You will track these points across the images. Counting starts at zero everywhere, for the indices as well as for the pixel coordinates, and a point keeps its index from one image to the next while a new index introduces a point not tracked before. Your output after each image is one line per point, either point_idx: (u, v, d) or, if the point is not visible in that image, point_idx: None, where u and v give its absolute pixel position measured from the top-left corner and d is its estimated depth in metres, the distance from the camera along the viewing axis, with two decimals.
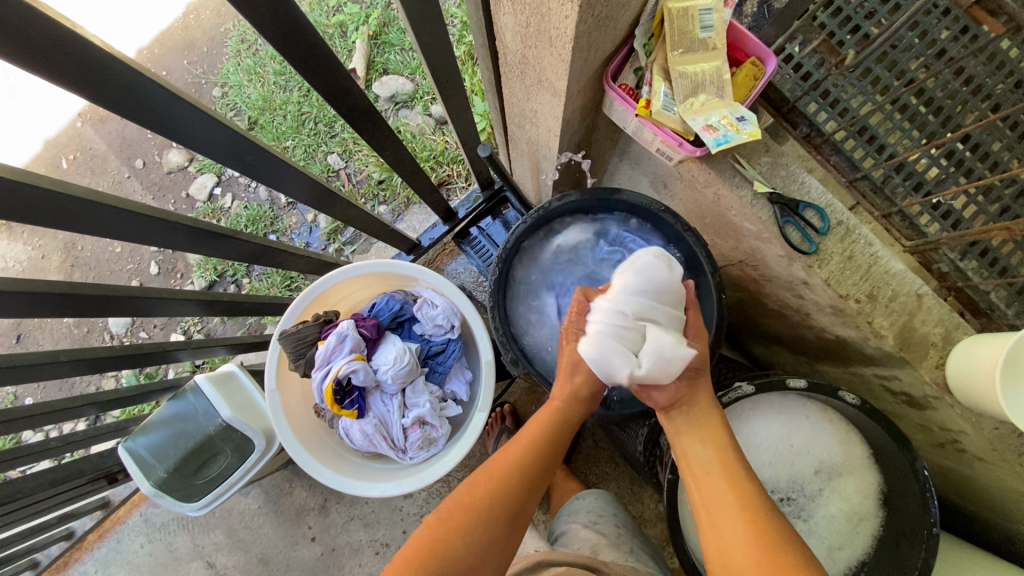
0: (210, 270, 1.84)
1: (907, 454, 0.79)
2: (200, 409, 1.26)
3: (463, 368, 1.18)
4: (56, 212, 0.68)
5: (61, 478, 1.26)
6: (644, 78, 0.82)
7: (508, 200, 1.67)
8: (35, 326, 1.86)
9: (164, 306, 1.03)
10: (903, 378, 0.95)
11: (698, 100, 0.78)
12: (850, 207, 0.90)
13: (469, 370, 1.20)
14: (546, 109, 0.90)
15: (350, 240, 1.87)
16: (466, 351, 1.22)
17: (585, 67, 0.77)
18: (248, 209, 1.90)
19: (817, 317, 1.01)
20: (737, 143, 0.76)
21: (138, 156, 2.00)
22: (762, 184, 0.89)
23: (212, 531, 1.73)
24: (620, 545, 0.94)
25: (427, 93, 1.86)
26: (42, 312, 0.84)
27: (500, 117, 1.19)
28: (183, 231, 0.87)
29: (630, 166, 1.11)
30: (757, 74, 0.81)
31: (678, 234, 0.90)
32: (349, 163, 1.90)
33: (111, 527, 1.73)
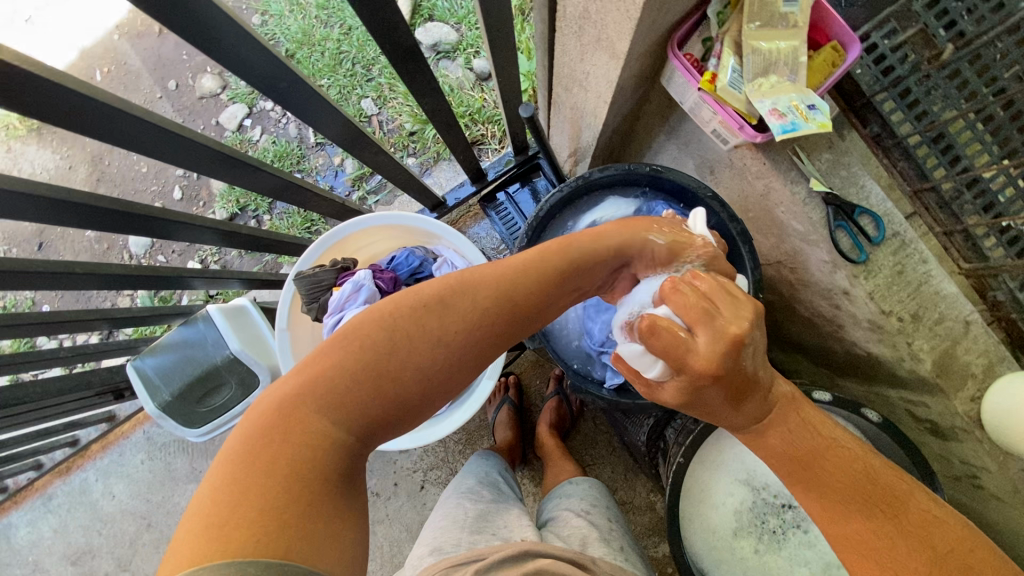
0: (232, 202, 1.82)
1: (928, 486, 0.76)
2: (209, 339, 1.26)
3: None
4: (84, 116, 0.65)
5: (70, 387, 1.28)
6: (712, 50, 0.76)
7: (541, 168, 1.62)
8: (58, 236, 1.87)
9: (184, 231, 1.02)
10: (931, 407, 0.90)
11: (768, 82, 0.72)
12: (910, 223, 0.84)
13: None
14: (600, 72, 0.85)
15: (375, 189, 1.83)
16: None
17: (651, 30, 0.71)
18: (276, 144, 1.87)
19: (851, 330, 0.96)
20: (805, 132, 0.69)
21: (172, 77, 1.96)
22: (819, 182, 0.83)
23: (210, 458, 1.77)
24: (610, 541, 0.92)
25: (471, 46, 1.78)
26: (64, 222, 0.82)
27: (547, 77, 1.13)
28: (208, 155, 0.84)
29: (677, 146, 1.05)
30: (837, 60, 0.74)
31: (722, 224, 0.83)
32: (383, 110, 1.84)
33: (115, 440, 1.78)
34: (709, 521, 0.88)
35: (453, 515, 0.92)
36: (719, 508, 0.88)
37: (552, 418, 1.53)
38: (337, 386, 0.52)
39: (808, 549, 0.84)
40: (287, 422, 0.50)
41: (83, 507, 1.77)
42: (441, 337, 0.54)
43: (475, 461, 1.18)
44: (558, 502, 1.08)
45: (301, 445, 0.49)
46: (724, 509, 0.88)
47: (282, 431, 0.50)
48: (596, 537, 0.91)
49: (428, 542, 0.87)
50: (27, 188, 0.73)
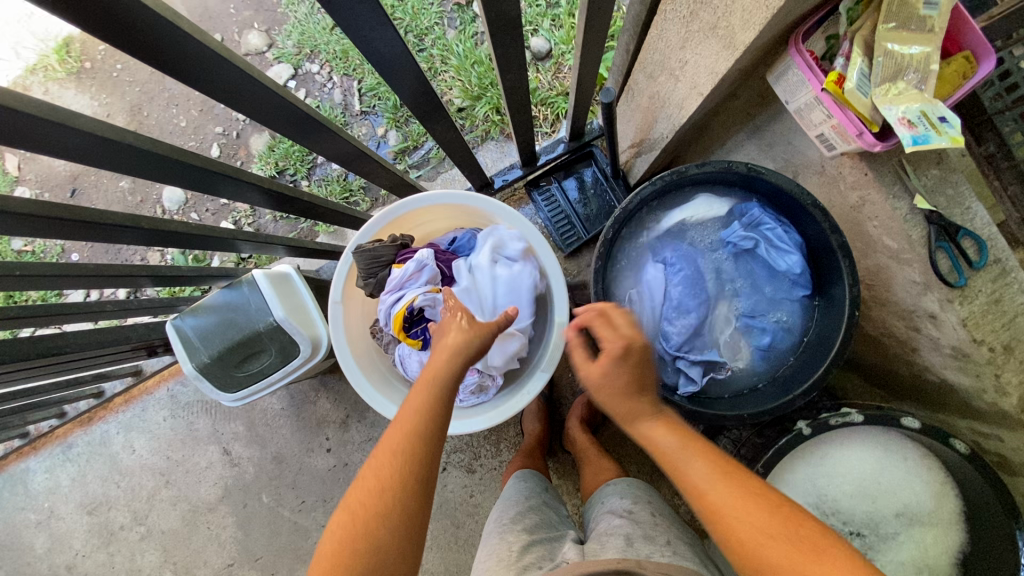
0: (272, 165, 1.78)
1: (1012, 523, 0.72)
2: (253, 303, 1.23)
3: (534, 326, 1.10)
4: (174, 53, 0.62)
5: (108, 341, 1.26)
6: (836, 48, 0.71)
7: (594, 156, 1.57)
8: (91, 185, 1.84)
9: (230, 187, 0.99)
10: (1005, 441, 0.88)
11: (896, 87, 0.67)
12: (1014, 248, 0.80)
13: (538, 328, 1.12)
14: (703, 63, 0.80)
15: (417, 163, 1.79)
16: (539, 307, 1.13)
17: (779, 21, 0.66)
18: (320, 109, 1.83)
19: (926, 354, 0.92)
20: (936, 146, 0.64)
21: (217, 31, 1.91)
22: (923, 200, 0.79)
23: (232, 421, 1.76)
24: (656, 538, 0.87)
25: (530, 23, 1.72)
26: (121, 167, 0.80)
27: (627, 62, 1.08)
28: (281, 112, 0.81)
29: (759, 147, 1.01)
30: (968, 71, 0.70)
31: (821, 232, 0.79)
32: (432, 82, 1.79)
33: (138, 395, 1.77)
34: None
35: (496, 553, 0.88)
36: None
37: (583, 412, 1.50)
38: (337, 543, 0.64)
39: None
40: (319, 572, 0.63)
41: (103, 458, 1.76)
42: (388, 481, 0.65)
43: (514, 481, 1.14)
44: (599, 509, 1.03)
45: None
46: None
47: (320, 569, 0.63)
48: (641, 536, 0.87)
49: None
50: (92, 127, 0.70)
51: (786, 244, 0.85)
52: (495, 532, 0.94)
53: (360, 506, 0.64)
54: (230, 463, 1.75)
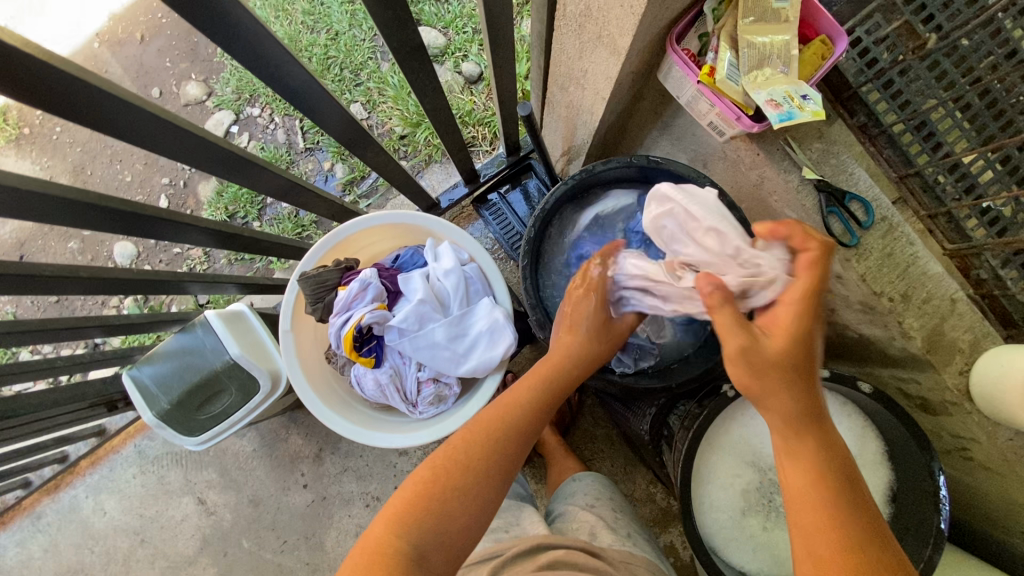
0: (221, 209, 1.80)
1: (924, 454, 0.79)
2: (208, 346, 1.25)
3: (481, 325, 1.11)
4: (101, 112, 0.66)
5: (63, 399, 1.25)
6: (708, 45, 0.79)
7: (533, 168, 1.64)
8: (39, 249, 1.83)
9: (176, 232, 1.01)
10: (921, 383, 0.95)
11: (763, 74, 0.75)
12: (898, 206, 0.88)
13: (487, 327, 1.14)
14: (599, 69, 0.87)
15: (366, 193, 1.83)
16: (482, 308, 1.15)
17: (651, 26, 0.74)
18: (264, 150, 1.86)
19: (842, 313, 1.00)
20: (800, 120, 0.72)
21: (156, 85, 1.94)
22: (811, 170, 0.88)
23: (205, 469, 1.73)
24: (618, 529, 0.91)
25: (459, 50, 1.80)
26: (66, 222, 0.82)
27: (542, 77, 1.15)
28: (213, 154, 0.84)
29: (670, 141, 1.08)
30: (826, 53, 0.78)
31: (722, 211, 0.87)
32: (372, 114, 1.85)
33: (105, 455, 1.73)
34: (716, 500, 0.92)
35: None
36: (725, 488, 0.92)
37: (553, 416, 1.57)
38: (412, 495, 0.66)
39: None
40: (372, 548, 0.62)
41: (73, 525, 1.71)
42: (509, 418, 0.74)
43: None
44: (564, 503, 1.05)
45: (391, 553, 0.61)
46: (729, 489, 0.92)
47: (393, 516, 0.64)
48: (605, 527, 0.90)
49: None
50: (29, 186, 0.72)
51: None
52: None
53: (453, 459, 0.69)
54: (206, 512, 1.72)
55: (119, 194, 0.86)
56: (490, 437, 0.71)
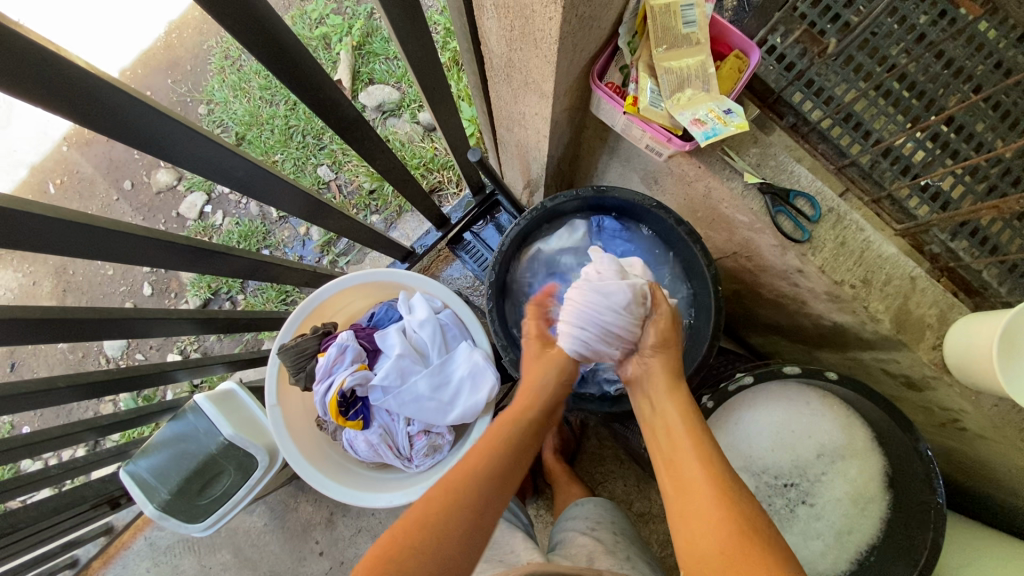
0: (204, 288, 1.82)
1: (910, 436, 0.79)
2: (201, 429, 1.25)
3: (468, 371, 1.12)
4: (53, 234, 0.68)
5: (64, 505, 1.25)
6: (629, 76, 0.83)
7: (500, 204, 1.66)
8: (30, 354, 1.84)
9: (162, 327, 1.00)
10: (901, 361, 0.95)
11: (684, 95, 0.78)
12: (840, 195, 0.91)
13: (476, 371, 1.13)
14: (534, 111, 0.91)
15: (344, 251, 1.86)
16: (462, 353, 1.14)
17: (570, 69, 0.77)
18: (239, 225, 1.89)
19: (813, 304, 1.01)
20: (725, 135, 0.76)
21: (127, 177, 1.98)
22: (752, 175, 0.90)
23: (219, 551, 1.71)
24: (617, 553, 0.92)
25: (414, 101, 1.86)
26: (46, 339, 0.83)
27: (489, 121, 1.19)
28: (174, 250, 0.86)
29: (620, 164, 1.11)
30: (742, 66, 0.82)
31: (671, 228, 0.90)
32: (339, 174, 1.89)
33: (116, 552, 1.71)
34: None
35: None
36: None
37: (555, 442, 1.54)
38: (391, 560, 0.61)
39: (818, 522, 0.86)
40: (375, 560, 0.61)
41: None
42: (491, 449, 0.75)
43: None
44: (565, 525, 1.07)
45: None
46: None
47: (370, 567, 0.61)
48: (603, 550, 0.91)
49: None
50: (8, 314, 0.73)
51: (639, 249, 0.98)
52: None
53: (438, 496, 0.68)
54: None
55: (96, 305, 0.87)
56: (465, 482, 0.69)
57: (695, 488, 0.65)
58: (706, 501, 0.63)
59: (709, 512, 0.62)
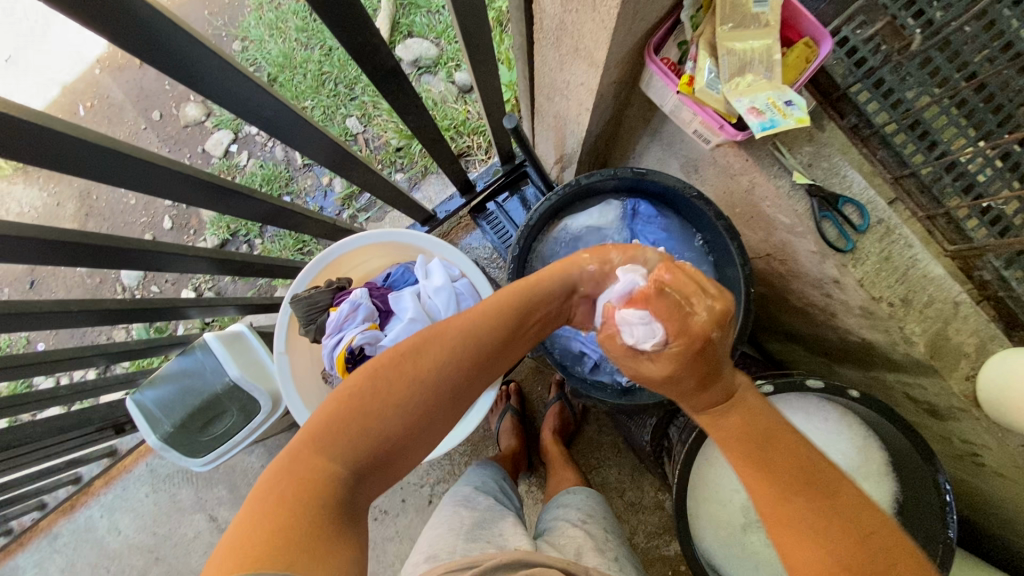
0: (223, 228, 1.81)
1: (930, 467, 0.77)
2: (208, 368, 1.26)
3: None
4: (77, 156, 0.66)
5: (71, 426, 1.27)
6: (687, 53, 0.77)
7: (528, 175, 1.62)
8: (49, 274, 1.86)
9: (178, 263, 0.99)
10: (928, 387, 0.92)
11: (744, 80, 0.73)
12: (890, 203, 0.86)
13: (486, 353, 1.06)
14: (580, 81, 0.86)
15: (365, 206, 1.83)
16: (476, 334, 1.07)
17: (626, 38, 0.72)
18: (263, 168, 1.87)
19: (843, 317, 0.97)
20: (784, 128, 0.70)
21: (156, 108, 1.96)
22: (802, 175, 0.85)
23: (215, 486, 1.75)
24: (605, 552, 0.89)
25: (452, 59, 1.79)
26: (62, 262, 0.82)
27: (529, 88, 1.14)
28: (196, 186, 0.84)
29: (661, 147, 1.07)
30: (810, 56, 0.76)
31: (710, 223, 0.85)
32: (368, 127, 1.85)
33: (117, 475, 1.76)
34: (717, 516, 0.90)
35: (450, 523, 0.89)
36: (727, 504, 0.90)
37: (555, 424, 1.53)
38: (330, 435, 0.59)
39: None
40: (301, 479, 0.56)
41: (89, 545, 1.75)
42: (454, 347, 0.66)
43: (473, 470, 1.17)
44: (556, 509, 1.06)
45: (324, 492, 0.56)
46: (732, 504, 0.91)
47: (287, 489, 0.55)
48: (591, 547, 0.88)
49: (424, 552, 0.84)
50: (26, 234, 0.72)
51: (671, 239, 0.93)
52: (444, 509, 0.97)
53: (370, 390, 0.61)
54: (218, 529, 1.74)
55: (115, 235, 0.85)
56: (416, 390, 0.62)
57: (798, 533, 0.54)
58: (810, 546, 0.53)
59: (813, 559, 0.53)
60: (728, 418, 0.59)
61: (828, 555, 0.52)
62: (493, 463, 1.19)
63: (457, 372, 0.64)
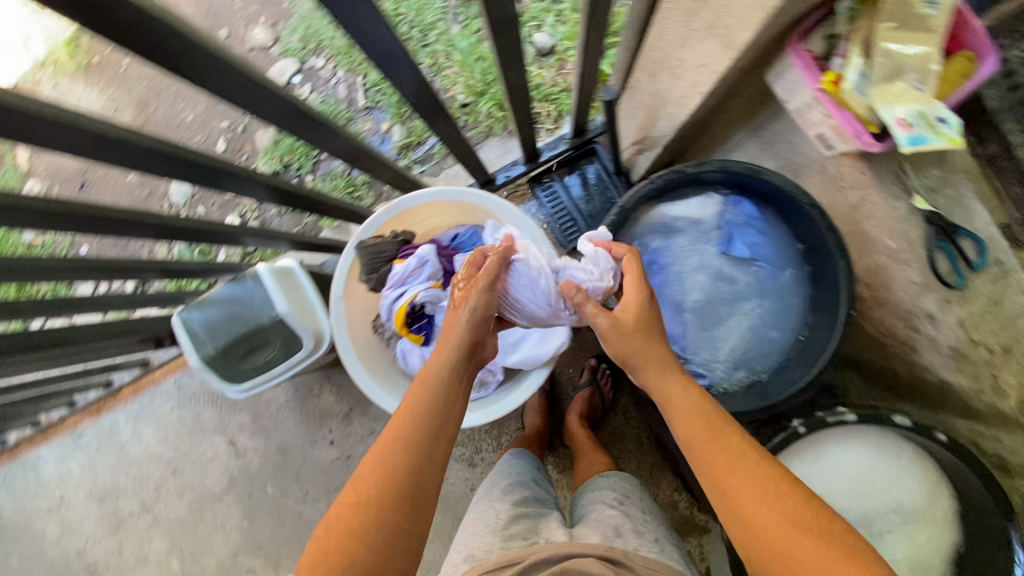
0: (277, 160, 1.78)
1: (1004, 522, 0.73)
2: (258, 297, 1.25)
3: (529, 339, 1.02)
4: (202, 63, 0.62)
5: (115, 333, 1.29)
6: (835, 48, 0.71)
7: (596, 153, 1.55)
8: (100, 179, 1.85)
9: (254, 188, 0.97)
10: (1004, 441, 0.88)
11: (895, 88, 0.67)
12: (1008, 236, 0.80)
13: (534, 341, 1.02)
14: (704, 62, 0.80)
15: (421, 159, 1.79)
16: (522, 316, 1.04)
17: (778, 21, 0.67)
18: (324, 104, 1.83)
19: (925, 354, 0.92)
20: (933, 146, 0.65)
21: (223, 26, 1.91)
22: (922, 200, 0.79)
23: (238, 412, 1.78)
24: (645, 534, 0.88)
25: (534, 18, 1.71)
26: (164, 173, 0.78)
27: (628, 61, 1.08)
28: (291, 110, 0.80)
29: (761, 145, 1.00)
30: (970, 70, 0.69)
31: (818, 234, 0.80)
32: (436, 77, 1.79)
33: (145, 386, 1.80)
34: None
35: (484, 519, 0.88)
36: None
37: (583, 408, 1.52)
38: (326, 546, 0.62)
39: None
40: None
41: (112, 447, 1.81)
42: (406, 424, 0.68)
43: (507, 459, 1.12)
44: (590, 495, 1.04)
45: None
46: None
47: None
48: (631, 530, 0.87)
49: (460, 549, 0.84)
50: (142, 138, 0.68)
51: (770, 245, 0.88)
52: (482, 505, 0.93)
53: (347, 499, 0.64)
54: (236, 453, 1.78)
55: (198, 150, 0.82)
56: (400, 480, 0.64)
57: (745, 498, 0.59)
58: (766, 511, 0.58)
59: (769, 521, 0.57)
60: (681, 388, 0.68)
61: (785, 522, 0.57)
62: (526, 451, 1.14)
63: (420, 442, 0.67)
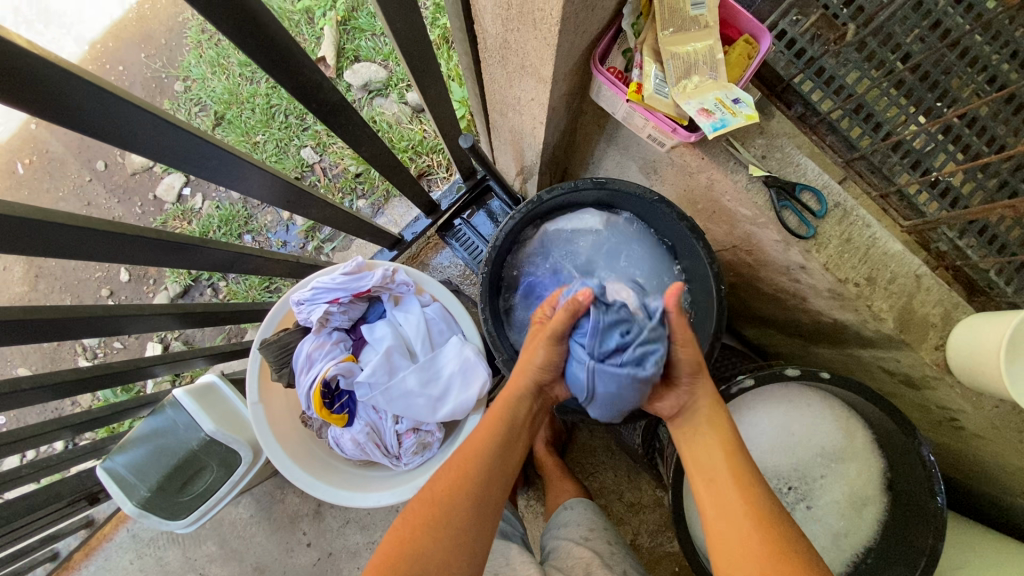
0: (184, 275, 1.74)
1: (913, 440, 0.78)
2: (181, 424, 1.20)
3: (446, 393, 1.01)
4: (11, 231, 0.63)
5: (39, 504, 1.20)
6: (633, 60, 0.79)
7: (492, 189, 1.58)
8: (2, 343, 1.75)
9: (141, 323, 0.94)
10: (901, 360, 0.92)
11: (691, 83, 0.74)
12: (838, 180, 0.89)
13: (451, 392, 1.01)
14: (530, 97, 0.86)
15: (329, 237, 1.78)
16: (432, 372, 1.02)
17: (569, 52, 0.73)
18: (220, 209, 1.81)
19: (814, 300, 0.98)
20: (734, 126, 0.72)
21: (100, 158, 1.89)
22: (757, 168, 0.86)
23: (204, 543, 1.63)
24: (614, 566, 0.91)
25: (402, 80, 1.78)
26: (21, 339, 0.79)
27: (482, 105, 1.13)
28: (144, 243, 0.80)
29: (618, 151, 1.06)
30: (751, 52, 0.77)
31: (674, 223, 0.88)
32: (324, 156, 1.81)
33: (98, 543, 1.61)
34: None
35: None
36: None
37: (547, 435, 1.49)
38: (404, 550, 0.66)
39: (814, 523, 0.86)
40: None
41: None
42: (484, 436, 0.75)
43: None
44: (558, 531, 1.05)
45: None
46: None
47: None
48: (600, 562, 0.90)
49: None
50: None
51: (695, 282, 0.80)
52: None
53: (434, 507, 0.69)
54: None
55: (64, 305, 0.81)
56: (469, 478, 0.71)
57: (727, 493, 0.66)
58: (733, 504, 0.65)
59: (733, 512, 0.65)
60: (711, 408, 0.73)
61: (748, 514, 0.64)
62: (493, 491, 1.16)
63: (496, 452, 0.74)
